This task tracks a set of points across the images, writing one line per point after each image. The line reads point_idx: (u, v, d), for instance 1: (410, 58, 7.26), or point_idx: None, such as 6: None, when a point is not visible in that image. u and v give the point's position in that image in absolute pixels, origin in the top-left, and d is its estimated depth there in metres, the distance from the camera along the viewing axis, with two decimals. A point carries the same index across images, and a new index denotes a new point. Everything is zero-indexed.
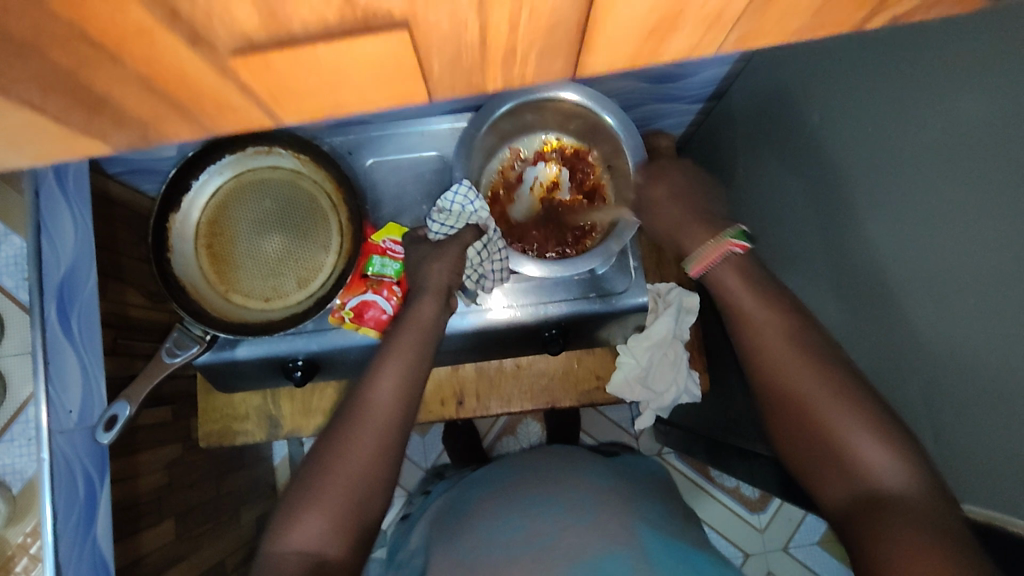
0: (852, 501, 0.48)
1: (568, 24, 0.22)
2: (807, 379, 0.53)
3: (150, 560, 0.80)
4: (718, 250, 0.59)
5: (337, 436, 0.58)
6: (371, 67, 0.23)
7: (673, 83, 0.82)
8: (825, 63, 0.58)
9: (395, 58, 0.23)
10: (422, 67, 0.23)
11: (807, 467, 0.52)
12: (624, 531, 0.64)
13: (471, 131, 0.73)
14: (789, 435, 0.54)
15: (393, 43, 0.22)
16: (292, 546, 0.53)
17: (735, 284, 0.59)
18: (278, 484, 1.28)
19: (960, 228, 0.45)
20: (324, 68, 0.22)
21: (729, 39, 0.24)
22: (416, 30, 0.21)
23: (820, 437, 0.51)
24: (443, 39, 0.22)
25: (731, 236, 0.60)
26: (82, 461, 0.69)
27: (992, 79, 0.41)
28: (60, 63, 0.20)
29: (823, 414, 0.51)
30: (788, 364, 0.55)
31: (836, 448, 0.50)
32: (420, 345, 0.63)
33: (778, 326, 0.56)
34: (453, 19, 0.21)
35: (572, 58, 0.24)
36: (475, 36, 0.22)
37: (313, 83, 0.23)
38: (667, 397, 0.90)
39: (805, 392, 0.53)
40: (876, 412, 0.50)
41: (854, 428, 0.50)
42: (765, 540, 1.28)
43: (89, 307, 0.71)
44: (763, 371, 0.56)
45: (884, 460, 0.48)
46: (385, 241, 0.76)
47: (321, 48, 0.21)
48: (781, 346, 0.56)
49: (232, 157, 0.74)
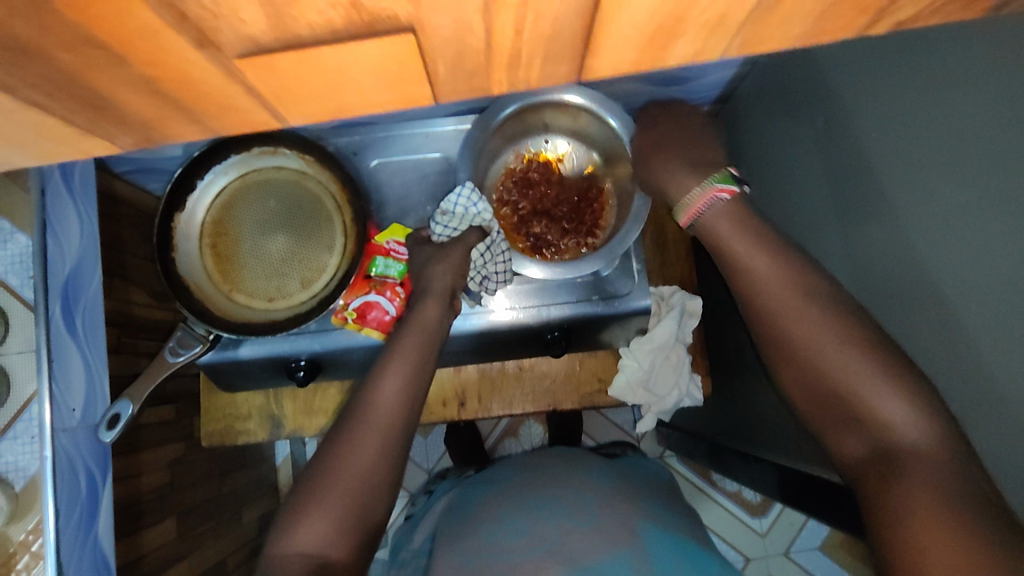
0: (868, 454, 0.48)
1: (571, 29, 0.22)
2: (819, 330, 0.51)
3: (151, 559, 0.80)
4: (705, 198, 0.57)
5: (341, 439, 0.58)
6: (375, 69, 0.23)
7: (679, 86, 0.82)
8: (833, 67, 0.58)
9: (398, 62, 0.23)
10: (427, 70, 0.24)
11: (820, 416, 0.52)
12: (627, 536, 0.64)
13: (476, 133, 0.73)
14: (797, 385, 0.52)
15: (397, 45, 0.22)
16: (296, 548, 0.53)
17: (729, 232, 0.56)
18: (279, 484, 1.28)
19: (968, 232, 0.45)
20: (328, 70, 0.22)
21: (731, 45, 0.24)
22: (421, 34, 0.21)
23: (832, 393, 0.50)
24: (447, 43, 0.22)
25: (718, 181, 0.57)
26: (86, 460, 0.69)
27: (999, 84, 0.41)
28: (63, 62, 0.21)
29: (843, 372, 0.49)
30: (784, 313, 0.52)
31: (848, 402, 0.49)
32: (423, 347, 0.63)
33: (775, 281, 0.53)
34: (457, 23, 0.21)
35: (576, 62, 0.24)
36: (479, 40, 0.22)
37: (315, 86, 0.23)
38: (669, 400, 0.89)
39: (812, 347, 0.51)
40: (895, 370, 0.47)
41: (865, 381, 0.48)
42: (767, 545, 1.28)
43: (92, 304, 0.72)
44: (764, 330, 0.55)
45: (906, 418, 0.46)
46: (388, 242, 0.77)
47: (325, 50, 0.21)
48: (791, 303, 0.52)
49: (238, 158, 0.75)
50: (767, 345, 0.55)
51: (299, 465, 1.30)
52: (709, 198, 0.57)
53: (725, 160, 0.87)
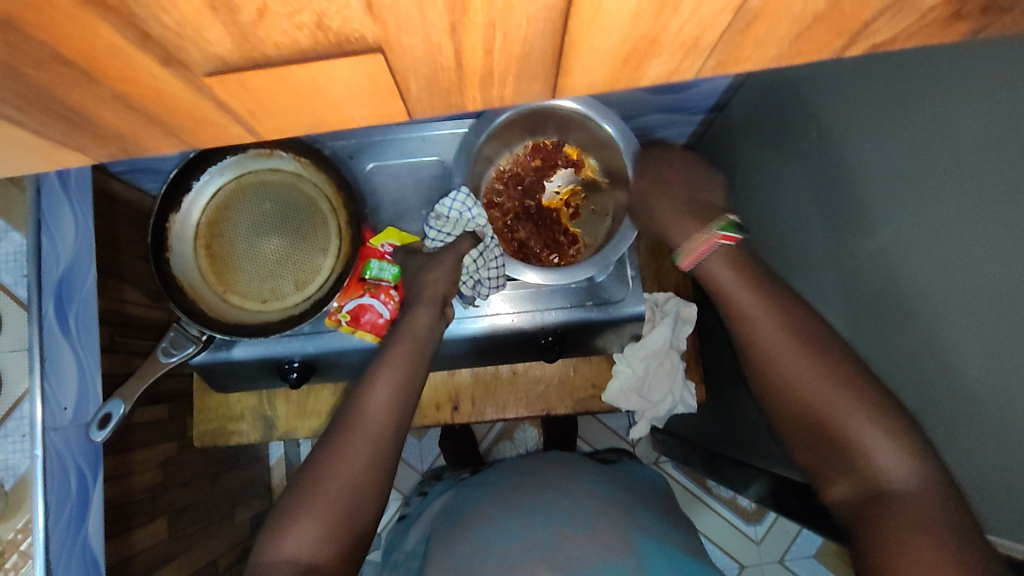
0: (857, 494, 0.47)
1: (541, 48, 0.22)
2: (813, 373, 0.51)
3: (142, 558, 0.80)
4: (707, 243, 0.57)
5: (331, 445, 0.58)
6: (346, 87, 0.23)
7: (676, 93, 0.82)
8: (827, 80, 0.58)
9: (370, 80, 0.23)
10: (400, 88, 0.24)
11: (809, 454, 0.51)
12: (624, 546, 0.63)
13: (471, 138, 0.73)
14: (790, 423, 0.52)
15: (367, 64, 0.22)
16: (284, 554, 0.53)
17: (728, 278, 0.57)
18: (273, 485, 1.28)
19: (958, 248, 0.45)
20: (300, 88, 0.22)
21: (706, 65, 0.24)
22: (390, 54, 0.21)
23: (821, 431, 0.50)
24: (418, 62, 0.22)
25: (720, 228, 0.57)
26: (76, 458, 0.69)
27: (991, 103, 0.40)
28: (31, 79, 0.21)
29: (831, 409, 0.49)
30: (774, 344, 0.53)
31: (839, 442, 0.49)
32: (414, 354, 0.63)
33: (762, 307, 0.55)
34: (426, 43, 0.21)
35: (551, 81, 0.24)
36: (450, 59, 0.22)
37: (286, 103, 0.23)
38: (663, 406, 0.88)
39: (802, 377, 0.51)
40: (880, 409, 0.48)
41: (857, 422, 0.48)
42: (761, 552, 1.28)
43: (86, 304, 0.72)
44: (754, 350, 0.55)
45: (893, 460, 0.46)
46: (384, 245, 0.77)
47: (293, 69, 0.21)
48: (775, 339, 0.53)
49: (233, 160, 0.75)
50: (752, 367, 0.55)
51: (292, 466, 1.30)
52: (711, 244, 0.57)
53: (721, 169, 0.87)
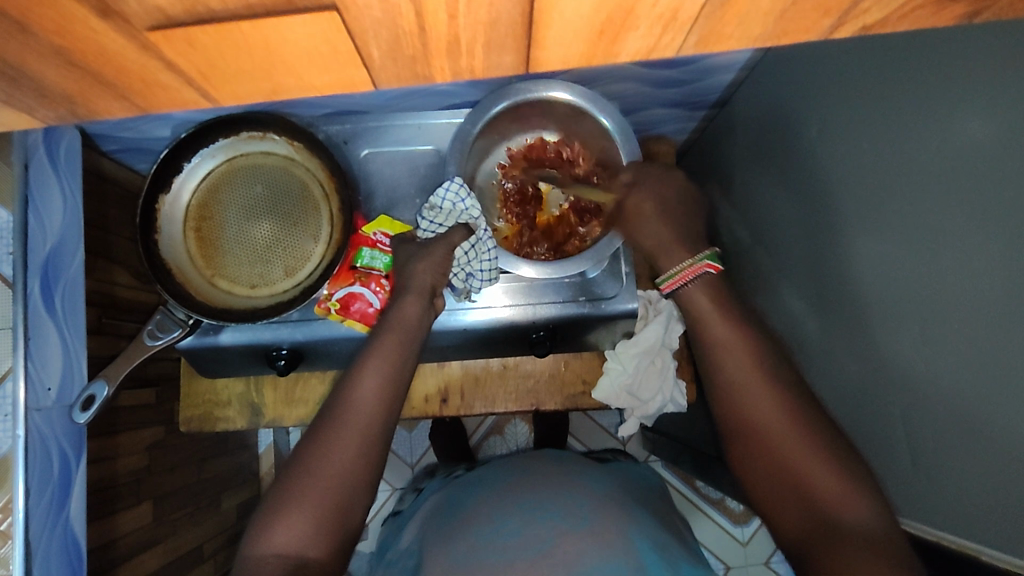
0: (810, 535, 0.50)
1: (510, 15, 0.25)
2: (774, 417, 0.54)
3: (124, 543, 0.80)
4: (693, 270, 0.61)
5: (318, 434, 0.57)
6: (301, 45, 0.26)
7: (679, 87, 0.81)
8: (831, 73, 0.57)
9: (328, 41, 0.26)
10: (361, 50, 0.26)
11: (766, 498, 0.54)
12: (619, 544, 0.62)
13: (467, 126, 0.72)
14: (755, 475, 0.54)
15: (321, 22, 0.24)
16: (273, 548, 0.52)
17: (708, 313, 0.60)
18: (261, 472, 1.27)
19: (956, 245, 0.44)
20: (253, 47, 0.25)
21: (688, 41, 0.27)
22: (345, 13, 0.24)
23: (778, 473, 0.52)
24: (377, 23, 0.24)
25: (706, 257, 0.61)
26: (59, 439, 0.68)
27: (1004, 93, 0.39)
28: None
29: (781, 449, 0.53)
30: (744, 384, 0.56)
31: (804, 493, 0.51)
32: (401, 344, 0.62)
33: (733, 343, 0.58)
34: (383, 4, 0.23)
35: (525, 43, 0.27)
36: (411, 21, 0.25)
37: (237, 56, 0.26)
38: (652, 405, 0.84)
39: (769, 420, 0.54)
40: (840, 452, 0.51)
41: (809, 467, 0.51)
42: (747, 554, 1.28)
43: (72, 288, 0.70)
44: (727, 397, 0.57)
45: (843, 502, 0.49)
46: (375, 233, 0.76)
47: (243, 25, 0.24)
48: (740, 375, 0.57)
49: (225, 141, 0.73)
50: (722, 405, 0.57)
51: (281, 454, 1.29)
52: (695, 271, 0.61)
53: (722, 167, 0.86)
